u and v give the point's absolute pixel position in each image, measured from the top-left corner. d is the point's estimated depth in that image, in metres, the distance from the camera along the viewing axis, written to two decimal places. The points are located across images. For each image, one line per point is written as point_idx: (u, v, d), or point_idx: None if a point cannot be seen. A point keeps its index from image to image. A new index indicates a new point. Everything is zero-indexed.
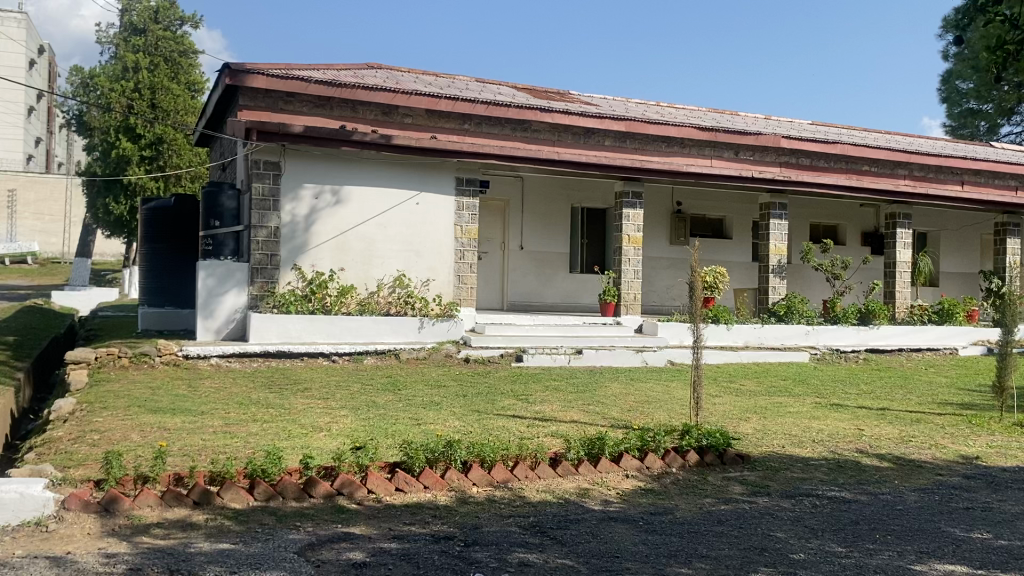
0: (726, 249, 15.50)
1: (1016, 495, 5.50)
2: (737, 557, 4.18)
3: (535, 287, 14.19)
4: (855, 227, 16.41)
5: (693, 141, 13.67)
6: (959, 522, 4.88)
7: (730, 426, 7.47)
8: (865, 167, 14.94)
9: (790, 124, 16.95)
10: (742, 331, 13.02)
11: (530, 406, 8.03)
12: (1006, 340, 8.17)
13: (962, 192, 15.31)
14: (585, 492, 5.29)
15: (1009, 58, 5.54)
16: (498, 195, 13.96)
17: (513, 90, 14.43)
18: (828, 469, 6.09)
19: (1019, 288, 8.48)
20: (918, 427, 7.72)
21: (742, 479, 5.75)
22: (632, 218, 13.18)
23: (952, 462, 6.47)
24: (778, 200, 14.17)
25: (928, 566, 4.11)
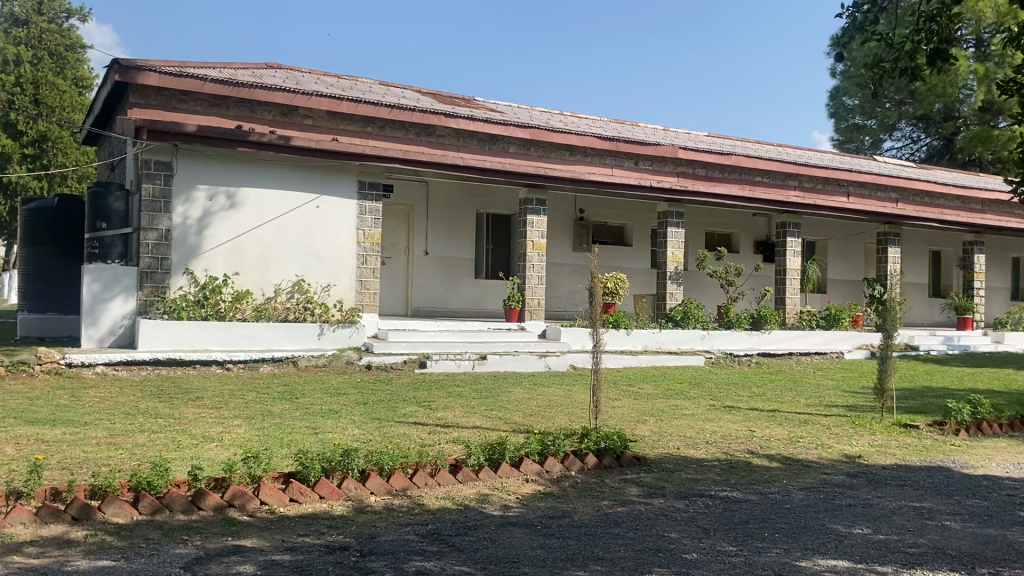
0: (627, 256, 15.81)
1: (894, 492, 5.78)
2: (632, 558, 4.24)
3: (438, 293, 14.13)
4: (749, 236, 17.00)
5: (595, 150, 13.89)
6: (841, 518, 5.09)
7: (628, 429, 7.60)
8: (758, 178, 15.49)
9: (688, 135, 17.44)
10: (641, 335, 13.28)
11: (432, 413, 7.96)
12: (887, 343, 8.60)
13: (848, 203, 16.06)
14: (484, 498, 5.27)
15: (883, 76, 5.87)
16: (402, 200, 13.84)
17: (417, 94, 14.36)
18: (721, 470, 6.26)
19: (898, 293, 8.92)
20: (806, 428, 8.03)
21: (639, 480, 5.86)
22: (536, 224, 13.27)
23: (836, 461, 6.76)
24: (675, 209, 14.52)
25: (812, 561, 4.28)
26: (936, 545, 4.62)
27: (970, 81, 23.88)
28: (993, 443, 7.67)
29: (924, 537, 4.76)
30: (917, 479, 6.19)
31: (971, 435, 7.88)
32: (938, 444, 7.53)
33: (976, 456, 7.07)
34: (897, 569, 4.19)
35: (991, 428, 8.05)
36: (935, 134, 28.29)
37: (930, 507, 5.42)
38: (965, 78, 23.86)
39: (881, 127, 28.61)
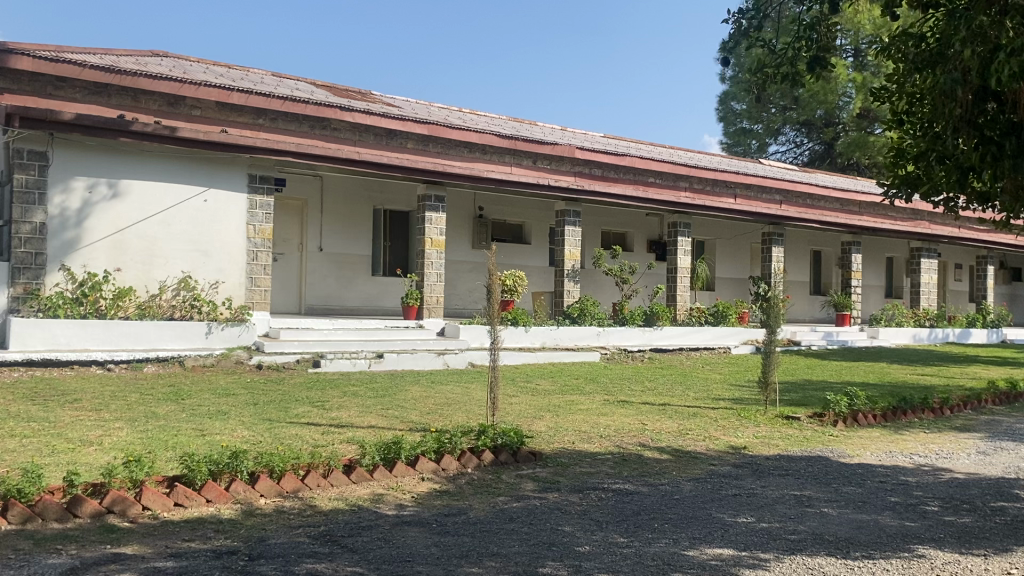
0: (524, 254, 15.94)
1: (776, 481, 6.03)
2: (526, 553, 4.27)
3: (333, 290, 13.89)
4: (643, 235, 17.40)
5: (493, 148, 13.95)
6: (727, 508, 5.27)
7: (524, 425, 7.66)
8: (651, 179, 15.88)
9: (584, 136, 17.71)
10: (539, 333, 13.40)
11: (326, 413, 7.81)
12: (770, 338, 8.97)
13: (736, 205, 16.64)
14: (378, 497, 5.21)
15: (767, 80, 6.06)
16: (295, 195, 13.53)
17: (312, 87, 14.07)
18: (614, 463, 6.39)
19: (781, 291, 9.30)
20: (695, 421, 8.29)
21: (534, 476, 5.91)
22: (434, 222, 13.19)
23: (723, 452, 7.00)
24: (572, 208, 14.71)
25: (699, 550, 4.41)
26: (814, 531, 4.84)
27: (849, 90, 25.31)
28: (867, 432, 8.10)
29: (803, 524, 4.99)
30: (797, 468, 6.47)
31: (847, 426, 8.29)
32: (817, 434, 7.89)
33: (852, 445, 7.44)
34: (778, 555, 4.37)
35: (866, 419, 8.50)
36: (816, 139, 29.63)
37: (810, 495, 5.67)
38: (843, 86, 25.15)
39: (766, 131, 29.79)
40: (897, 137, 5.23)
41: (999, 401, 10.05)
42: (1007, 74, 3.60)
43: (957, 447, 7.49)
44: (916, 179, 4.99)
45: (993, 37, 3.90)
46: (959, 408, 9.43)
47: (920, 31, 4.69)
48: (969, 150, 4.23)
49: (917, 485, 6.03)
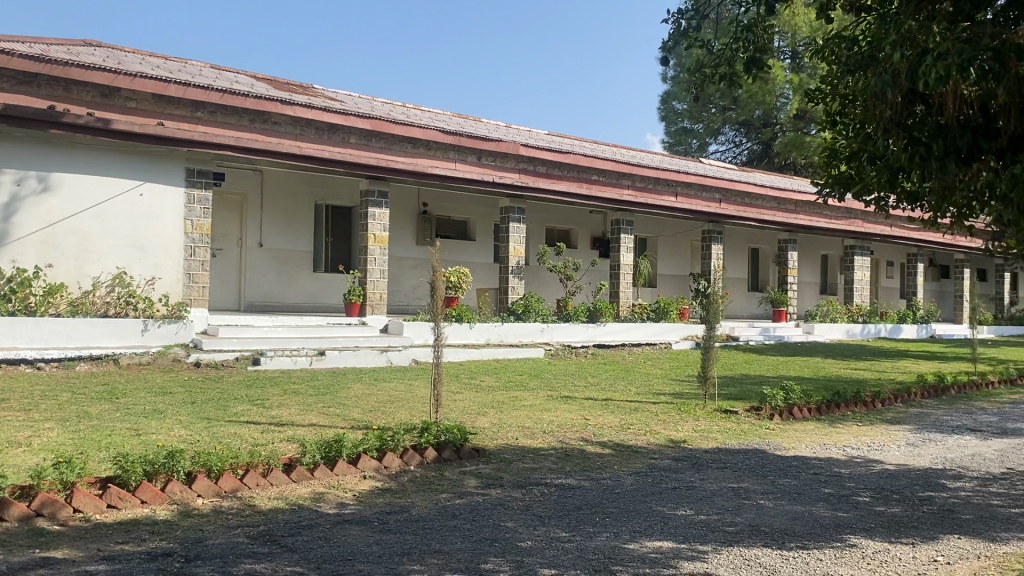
0: (468, 250, 15.91)
1: (715, 474, 6.15)
2: (469, 549, 4.28)
3: (274, 286, 13.68)
4: (586, 232, 17.53)
5: (437, 144, 13.90)
6: (668, 501, 5.35)
7: (468, 421, 7.66)
8: (595, 176, 16.01)
9: (529, 132, 17.77)
10: (484, 329, 13.39)
11: (266, 411, 7.71)
12: (710, 334, 9.13)
13: (677, 203, 16.87)
14: (319, 496, 5.16)
15: (705, 80, 6.17)
16: (234, 189, 13.28)
17: (252, 80, 13.84)
18: (557, 458, 6.43)
19: (720, 287, 9.47)
20: (636, 415, 8.39)
21: (477, 472, 5.91)
22: (378, 217, 13.07)
23: (664, 446, 7.10)
24: (517, 205, 14.73)
25: (639, 543, 4.47)
26: (751, 523, 4.94)
27: (786, 90, 26.18)
28: (803, 425, 8.31)
29: (740, 516, 5.09)
30: (735, 461, 6.60)
31: (783, 419, 8.49)
32: (754, 428, 8.06)
33: (788, 438, 7.61)
34: (716, 547, 4.46)
35: (801, 412, 8.71)
36: (755, 138, 30.27)
37: (747, 487, 5.79)
38: (780, 87, 26.03)
39: (707, 131, 30.29)
40: (830, 137, 5.39)
41: (928, 394, 10.40)
42: (933, 78, 3.53)
43: (887, 439, 7.73)
44: (849, 178, 5.13)
45: (922, 41, 3.86)
46: (891, 401, 9.73)
47: (852, 35, 4.81)
48: (898, 150, 4.15)
49: (849, 477, 6.20)
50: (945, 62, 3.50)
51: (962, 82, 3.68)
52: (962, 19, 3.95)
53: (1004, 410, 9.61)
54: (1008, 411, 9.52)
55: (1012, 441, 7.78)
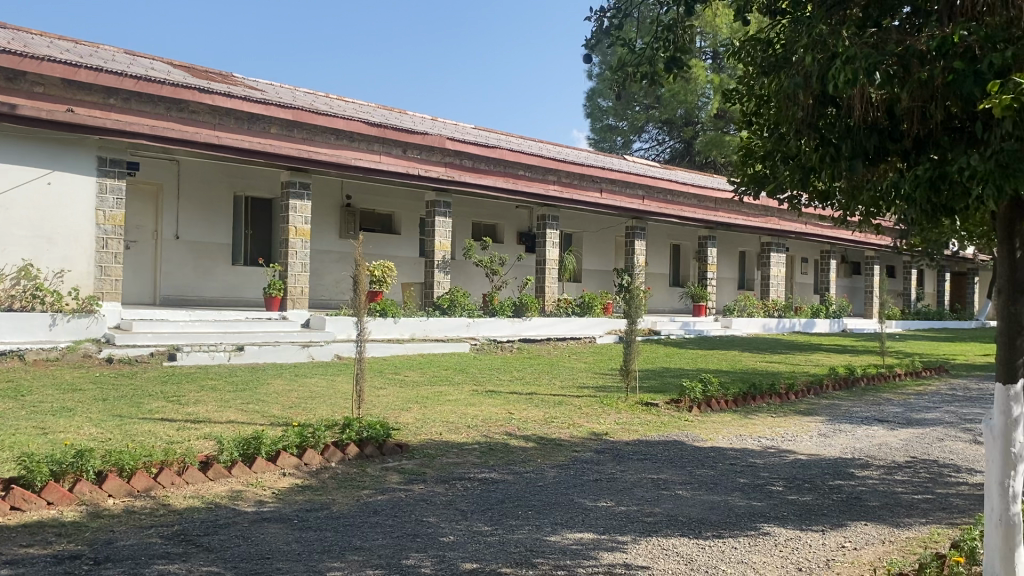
0: (392, 244, 15.78)
1: (636, 466, 6.25)
2: (390, 545, 4.25)
3: (191, 280, 13.32)
4: (512, 227, 17.58)
5: (361, 136, 13.75)
6: (589, 493, 5.42)
7: (391, 417, 7.60)
8: (520, 172, 16.08)
9: (454, 126, 17.69)
10: (409, 324, 13.30)
11: (182, 408, 7.50)
12: (631, 327, 9.27)
13: (601, 198, 17.07)
14: (237, 495, 5.05)
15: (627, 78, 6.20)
16: (149, 179, 12.86)
17: (168, 67, 13.43)
18: (480, 453, 6.44)
19: (642, 282, 9.62)
20: (560, 409, 8.47)
21: (400, 467, 5.88)
22: (299, 210, 12.84)
23: (586, 439, 7.18)
24: (442, 199, 14.65)
25: (560, 535, 4.52)
26: (669, 513, 5.05)
27: (707, 90, 26.90)
28: (720, 417, 8.53)
29: (659, 506, 5.19)
30: (655, 453, 6.72)
31: (702, 411, 8.69)
32: (674, 420, 8.22)
33: (706, 430, 7.79)
34: (635, 538, 4.54)
35: (719, 404, 8.93)
36: (677, 137, 30.87)
37: (666, 478, 5.91)
38: (701, 87, 26.76)
39: (631, 128, 30.69)
40: (747, 137, 5.51)
41: (838, 386, 10.79)
42: (841, 81, 3.60)
43: (800, 430, 7.99)
44: (763, 177, 5.30)
45: (832, 45, 3.89)
46: (804, 392, 10.06)
47: (766, 37, 4.92)
48: (811, 150, 4.24)
49: (764, 466, 6.39)
50: (852, 66, 3.58)
51: (868, 87, 3.72)
52: (870, 25, 4.13)
53: (908, 401, 10.05)
54: (913, 402, 9.96)
55: (916, 430, 8.14)
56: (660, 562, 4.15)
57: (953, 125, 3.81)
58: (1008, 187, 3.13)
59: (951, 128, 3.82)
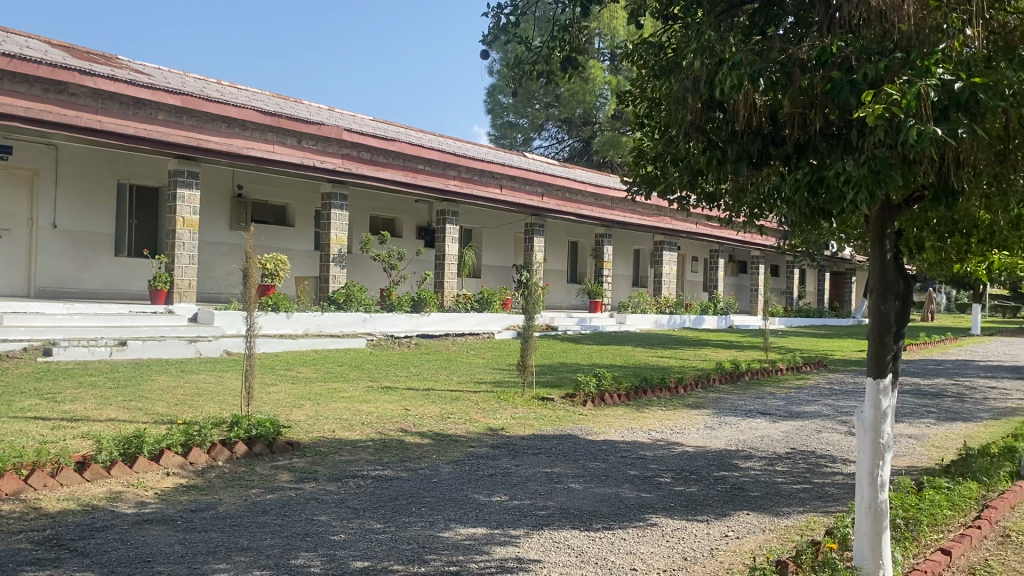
0: (286, 237, 15.42)
1: (530, 460, 6.31)
2: (279, 545, 4.15)
3: (69, 271, 12.67)
4: (410, 221, 17.45)
5: (254, 124, 13.39)
6: (483, 488, 5.44)
7: (282, 414, 7.43)
8: (419, 166, 15.95)
9: (353, 117, 17.42)
10: (302, 319, 13.04)
11: (57, 406, 7.11)
12: (529, 323, 9.34)
13: (500, 194, 17.13)
14: (116, 496, 4.83)
15: (524, 76, 6.21)
16: (23, 164, 12.15)
17: (45, 46, 12.70)
18: (374, 450, 6.36)
19: (539, 278, 9.71)
20: (456, 405, 8.46)
21: (291, 466, 5.76)
22: (187, 199, 12.36)
23: (482, 434, 7.20)
24: (338, 191, 14.39)
25: (453, 531, 4.52)
26: (562, 506, 5.12)
27: (604, 91, 27.52)
28: (613, 410, 8.71)
29: (552, 499, 5.26)
30: (549, 447, 6.81)
31: (595, 405, 8.86)
32: (569, 413, 8.35)
33: (599, 423, 7.94)
34: (528, 531, 4.58)
35: (612, 398, 9.12)
36: (576, 136, 31.31)
37: (559, 472, 5.99)
38: (599, 87, 27.34)
39: (531, 126, 30.97)
40: (640, 139, 5.64)
41: (725, 379, 11.18)
42: (729, 86, 3.72)
43: (689, 423, 8.23)
44: (654, 178, 5.43)
45: (718, 51, 4.00)
46: (692, 386, 10.38)
47: (657, 41, 5.02)
48: (700, 153, 4.36)
49: (653, 459, 6.56)
50: (738, 72, 3.70)
51: (753, 93, 3.84)
52: (756, 33, 4.28)
53: (789, 394, 10.51)
54: (794, 395, 10.41)
55: (796, 422, 8.52)
56: (552, 555, 4.20)
57: (831, 131, 3.95)
58: (880, 192, 3.25)
59: (828, 135, 3.97)
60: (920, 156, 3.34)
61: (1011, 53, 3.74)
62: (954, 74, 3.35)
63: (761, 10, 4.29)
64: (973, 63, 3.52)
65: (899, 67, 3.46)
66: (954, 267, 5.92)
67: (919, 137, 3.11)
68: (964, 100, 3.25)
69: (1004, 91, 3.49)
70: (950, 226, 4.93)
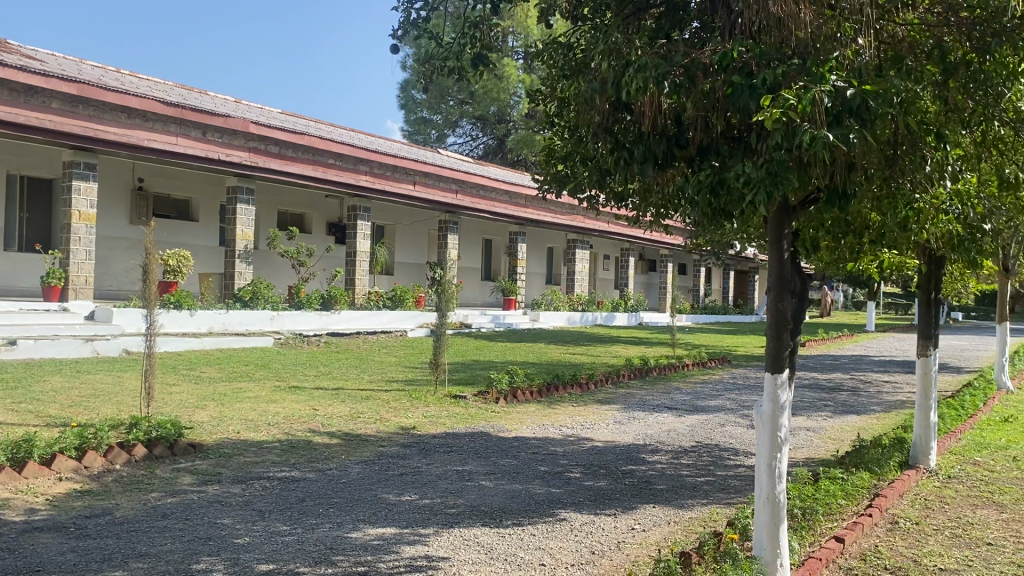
0: (189, 232, 14.96)
1: (441, 459, 6.29)
2: (179, 550, 4.02)
3: None
4: (320, 217, 17.17)
5: (156, 115, 12.94)
6: (393, 487, 5.40)
7: (185, 415, 7.20)
8: (330, 160, 15.70)
9: (260, 110, 17.01)
10: (205, 317, 12.64)
11: None
12: (441, 320, 9.29)
13: (413, 190, 17.00)
14: (3, 503, 4.58)
15: (435, 71, 6.20)
16: None
17: None
18: (280, 451, 6.23)
19: (452, 275, 9.65)
20: (367, 404, 8.37)
21: (193, 468, 5.59)
22: (84, 192, 11.85)
23: (392, 433, 7.14)
24: (245, 185, 14.00)
25: (361, 532, 4.47)
26: (472, 503, 5.12)
27: (518, 90, 27.84)
28: (525, 407, 8.76)
29: (462, 497, 5.25)
30: (460, 445, 6.80)
31: (507, 402, 8.90)
32: (481, 411, 8.37)
33: (511, 420, 7.98)
34: (437, 530, 4.56)
35: (524, 395, 9.17)
36: (490, 134, 31.40)
37: (470, 469, 5.99)
38: (513, 86, 27.59)
39: (445, 122, 30.85)
40: (551, 137, 5.70)
41: (634, 375, 11.39)
42: (634, 88, 3.78)
43: (598, 418, 8.36)
44: (564, 176, 5.48)
45: (625, 53, 4.05)
46: (602, 382, 10.54)
47: (566, 41, 5.07)
48: (607, 153, 4.43)
49: (562, 454, 6.64)
50: (644, 74, 3.77)
51: (658, 95, 3.92)
52: (661, 36, 4.36)
53: (695, 389, 10.79)
54: (699, 390, 10.69)
55: (700, 416, 8.75)
56: (461, 553, 4.20)
57: (732, 134, 4.06)
58: (777, 193, 3.36)
59: (730, 137, 4.07)
60: (814, 160, 3.46)
61: (899, 62, 3.93)
62: (846, 81, 3.49)
63: (667, 13, 4.37)
64: (864, 70, 3.67)
65: (795, 74, 3.58)
66: (846, 267, 6.21)
67: (813, 141, 3.23)
68: (856, 106, 3.39)
69: (893, 98, 3.64)
70: (844, 227, 5.13)
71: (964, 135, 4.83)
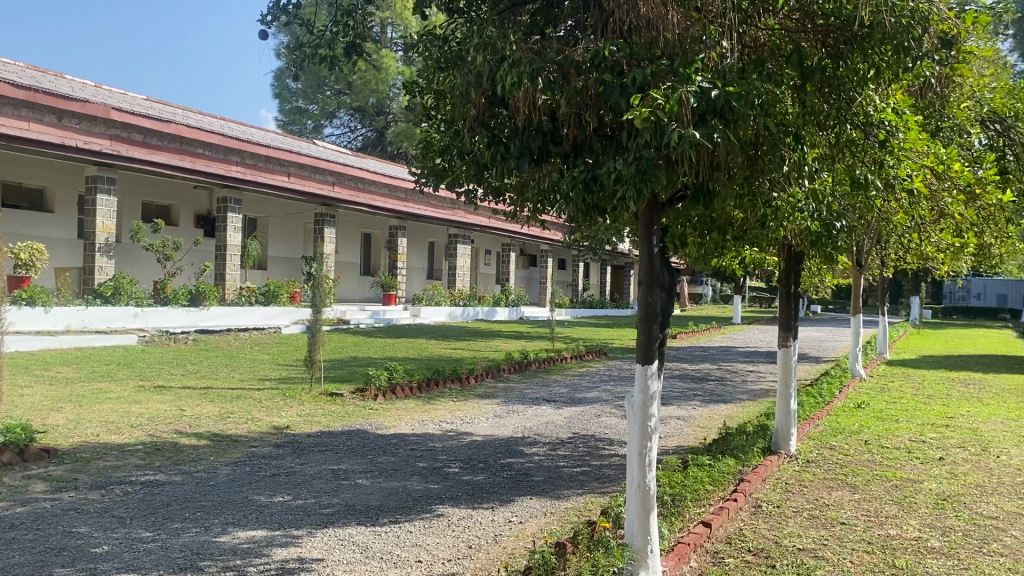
0: (44, 224, 14.08)
1: (316, 458, 6.15)
2: (29, 563, 3.77)
3: None
4: (188, 209, 16.49)
5: (5, 98, 12.10)
6: (264, 489, 5.24)
7: (37, 418, 6.77)
8: (198, 150, 15.09)
9: (123, 96, 16.18)
10: (62, 314, 11.93)
11: None
12: (317, 316, 9.08)
13: (288, 182, 16.55)
14: None
15: (306, 58, 6.05)
16: None
17: None
18: (144, 454, 5.94)
19: (328, 271, 9.44)
20: (238, 403, 8.10)
21: (45, 475, 5.24)
22: None
23: (265, 433, 6.93)
24: (106, 174, 13.25)
25: (231, 535, 4.31)
26: (347, 503, 5.03)
27: (397, 81, 27.66)
28: (404, 403, 8.69)
29: (337, 497, 5.15)
30: (337, 444, 6.67)
31: (386, 399, 8.79)
32: (358, 408, 8.24)
33: (389, 417, 7.89)
34: (311, 530, 4.46)
35: (403, 391, 9.09)
36: (368, 125, 31.04)
37: (346, 468, 5.89)
38: (392, 77, 27.41)
39: (321, 112, 30.24)
40: (428, 130, 5.66)
41: (514, 369, 11.47)
42: (508, 82, 3.77)
43: (477, 412, 8.38)
44: (442, 169, 5.45)
45: (500, 48, 4.05)
46: (482, 376, 10.59)
47: (442, 33, 5.04)
48: (483, 147, 4.43)
49: (441, 450, 6.61)
50: (518, 70, 3.77)
51: (533, 91, 3.94)
52: (536, 32, 4.39)
53: (571, 382, 10.99)
54: (575, 382, 10.90)
55: (577, 408, 8.93)
56: (335, 554, 4.11)
57: (604, 133, 4.14)
58: (646, 189, 3.44)
59: (603, 135, 4.15)
60: (682, 157, 3.55)
61: (760, 65, 4.09)
62: (710, 82, 3.60)
63: (542, 10, 4.41)
64: (728, 72, 3.80)
65: (664, 74, 3.68)
66: (712, 261, 6.45)
67: (680, 140, 3.33)
68: (720, 107, 3.50)
69: (755, 99, 3.78)
70: (710, 223, 5.32)
71: (819, 136, 5.08)
